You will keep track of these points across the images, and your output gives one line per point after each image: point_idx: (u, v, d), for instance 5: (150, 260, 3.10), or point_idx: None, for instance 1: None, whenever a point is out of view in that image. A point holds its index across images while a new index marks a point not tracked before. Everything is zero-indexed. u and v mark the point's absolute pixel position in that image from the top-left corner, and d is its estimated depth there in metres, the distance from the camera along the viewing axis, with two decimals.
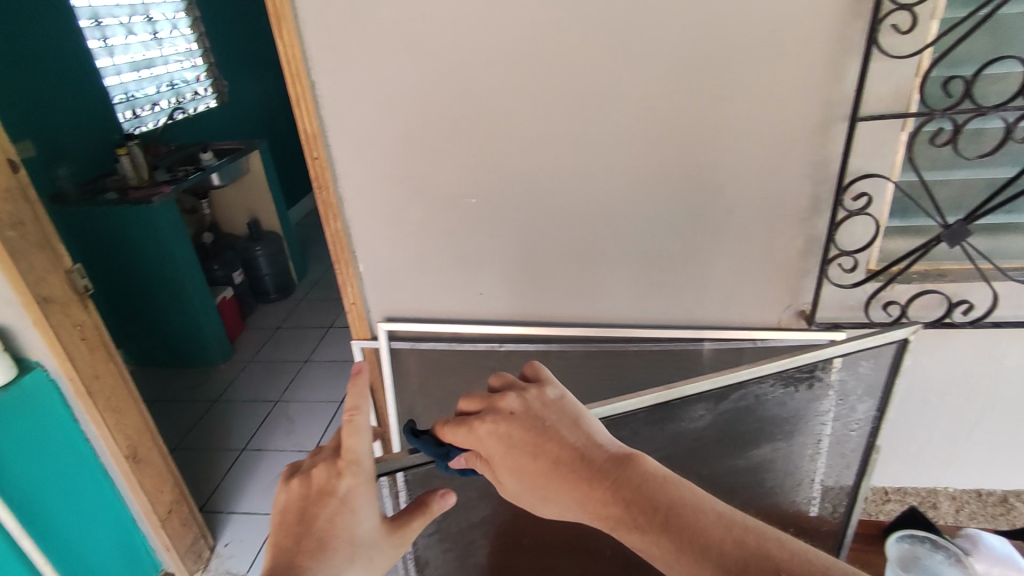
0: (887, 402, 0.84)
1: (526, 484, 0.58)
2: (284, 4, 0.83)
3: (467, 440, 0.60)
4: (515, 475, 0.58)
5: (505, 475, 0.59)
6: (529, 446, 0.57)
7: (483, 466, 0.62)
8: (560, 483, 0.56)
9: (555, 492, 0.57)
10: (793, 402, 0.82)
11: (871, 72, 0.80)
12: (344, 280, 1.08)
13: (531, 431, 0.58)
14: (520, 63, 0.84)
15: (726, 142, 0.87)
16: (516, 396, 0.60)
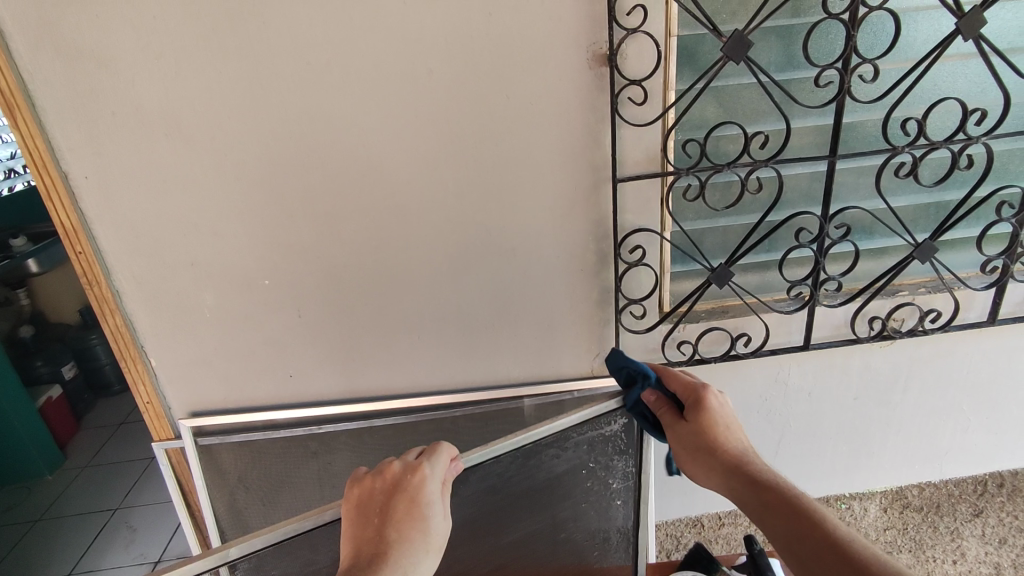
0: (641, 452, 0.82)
1: (708, 438, 0.68)
2: (17, 94, 0.77)
3: (689, 388, 0.72)
4: (708, 425, 0.69)
5: (698, 421, 0.69)
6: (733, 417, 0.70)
7: (667, 415, 0.73)
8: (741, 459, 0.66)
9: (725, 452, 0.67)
10: (539, 471, 0.78)
11: (623, 138, 0.87)
12: (134, 377, 0.99)
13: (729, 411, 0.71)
14: (291, 143, 0.83)
15: (508, 207, 0.90)
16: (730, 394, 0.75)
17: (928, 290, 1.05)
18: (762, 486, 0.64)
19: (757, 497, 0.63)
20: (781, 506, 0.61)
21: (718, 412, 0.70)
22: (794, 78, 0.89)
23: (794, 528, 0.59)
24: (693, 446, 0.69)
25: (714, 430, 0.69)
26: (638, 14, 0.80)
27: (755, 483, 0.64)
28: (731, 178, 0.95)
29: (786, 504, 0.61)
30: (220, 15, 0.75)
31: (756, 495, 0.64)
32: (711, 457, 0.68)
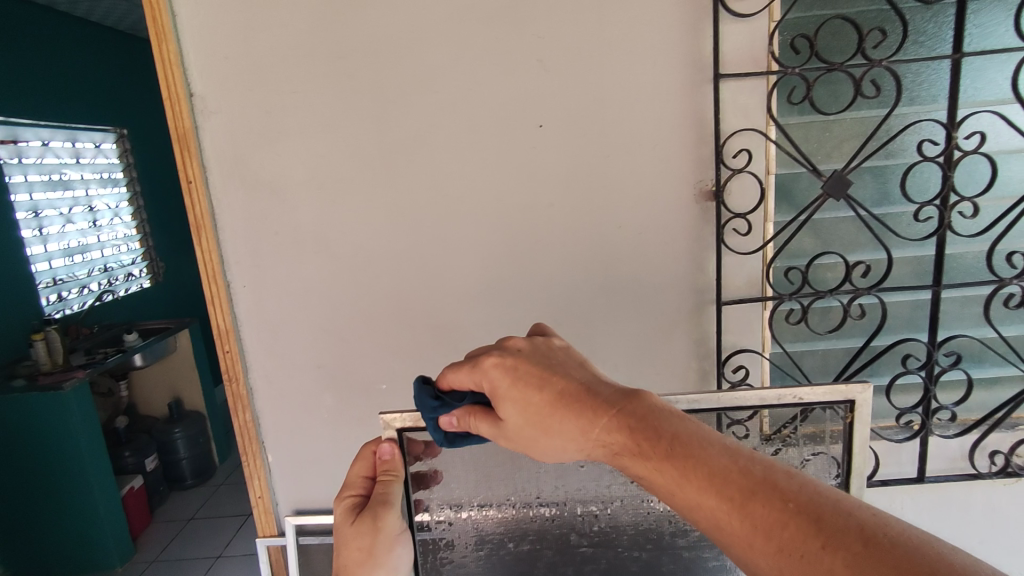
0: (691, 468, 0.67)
1: (527, 420, 0.55)
2: (205, 216, 0.91)
3: (478, 382, 0.59)
4: (518, 407, 0.55)
5: (507, 407, 0.56)
6: (575, 399, 0.54)
7: (481, 423, 0.59)
8: (573, 417, 0.53)
9: (559, 425, 0.54)
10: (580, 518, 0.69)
11: (726, 264, 0.93)
12: (251, 471, 1.04)
13: (603, 399, 0.53)
14: (423, 262, 0.93)
15: (614, 324, 0.95)
16: (500, 353, 0.58)
17: None
18: (750, 503, 0.45)
19: (727, 512, 0.46)
20: (786, 525, 0.43)
21: (500, 375, 0.57)
22: (891, 212, 0.94)
23: (801, 555, 0.42)
24: (538, 430, 0.55)
25: (568, 424, 0.53)
26: (742, 156, 0.89)
27: (722, 492, 0.46)
28: (832, 303, 0.98)
29: (791, 516, 0.43)
30: (378, 157, 0.89)
31: (717, 523, 0.46)
32: (572, 446, 0.54)
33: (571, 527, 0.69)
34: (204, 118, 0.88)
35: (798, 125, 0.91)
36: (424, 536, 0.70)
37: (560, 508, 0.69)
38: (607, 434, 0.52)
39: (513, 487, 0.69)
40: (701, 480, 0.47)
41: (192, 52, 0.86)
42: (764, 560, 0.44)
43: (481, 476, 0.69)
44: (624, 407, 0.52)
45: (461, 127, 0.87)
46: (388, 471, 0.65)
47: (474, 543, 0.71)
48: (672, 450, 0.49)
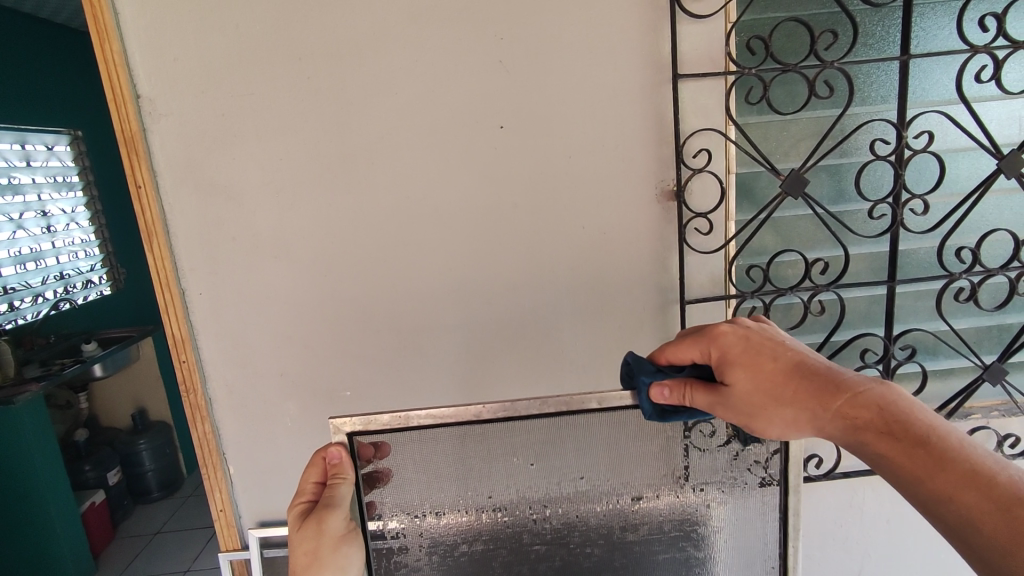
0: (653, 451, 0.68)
1: (761, 393, 0.60)
2: (157, 222, 0.88)
3: (705, 352, 0.64)
4: (751, 377, 0.60)
5: (736, 375, 0.61)
6: (795, 376, 0.59)
7: (692, 392, 0.62)
8: (806, 390, 0.58)
9: (793, 398, 0.59)
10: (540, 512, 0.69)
11: (689, 263, 0.94)
12: (211, 484, 1.01)
13: (843, 378, 0.57)
14: (385, 266, 0.92)
15: (581, 325, 0.95)
16: (733, 329, 0.64)
17: (1002, 414, 1.04)
18: (991, 489, 0.48)
19: (955, 482, 0.49)
20: (1013, 501, 0.47)
21: (738, 348, 0.62)
22: (847, 210, 0.96)
23: (1015, 526, 0.46)
24: (761, 403, 0.60)
25: (803, 396, 0.58)
26: (702, 156, 0.90)
27: (971, 476, 0.49)
28: (792, 300, 0.99)
29: (984, 490, 0.48)
30: (337, 160, 0.87)
31: (954, 501, 0.49)
32: (801, 417, 0.59)
33: (525, 528, 0.70)
34: (154, 121, 0.85)
35: (757, 125, 0.92)
36: (378, 545, 0.68)
37: (514, 509, 0.69)
38: (847, 407, 0.55)
39: (466, 489, 0.68)
40: (944, 467, 0.50)
41: (139, 52, 0.83)
42: (987, 544, 0.47)
43: (434, 478, 0.67)
44: (872, 385, 0.56)
45: (420, 129, 0.86)
46: (337, 474, 0.64)
47: (428, 549, 0.69)
48: (901, 432, 0.53)
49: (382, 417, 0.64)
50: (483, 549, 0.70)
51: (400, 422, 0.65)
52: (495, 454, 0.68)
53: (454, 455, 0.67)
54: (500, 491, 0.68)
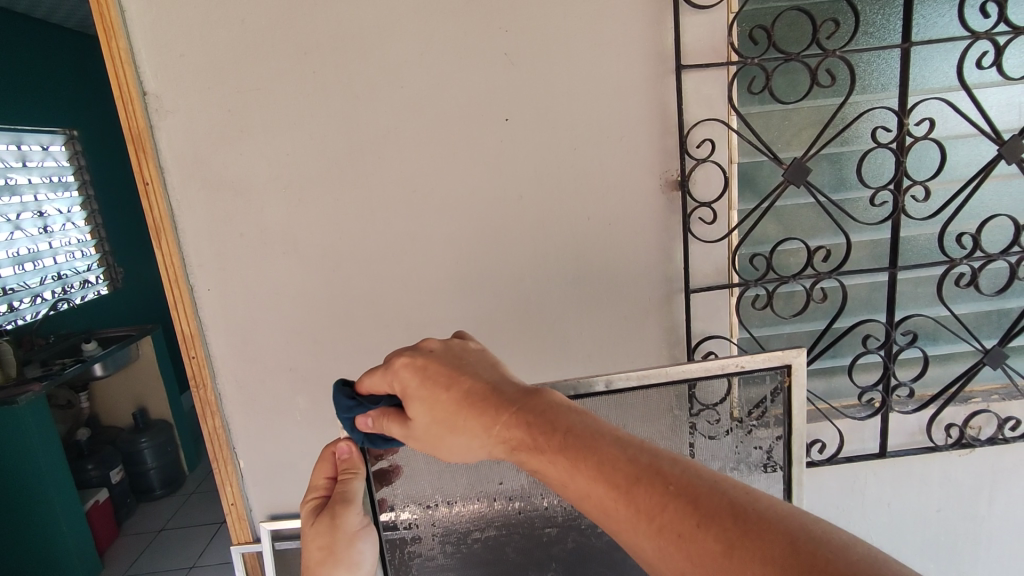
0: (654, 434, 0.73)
1: (434, 418, 0.55)
2: (164, 218, 0.89)
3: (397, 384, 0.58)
4: (427, 407, 0.55)
5: (416, 407, 0.56)
6: (479, 397, 0.53)
7: (390, 424, 0.59)
8: (473, 413, 0.53)
9: (464, 421, 0.53)
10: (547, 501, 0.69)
11: (694, 252, 0.94)
12: (222, 478, 1.02)
13: (525, 390, 0.54)
14: (393, 259, 0.92)
15: (587, 315, 0.96)
16: (437, 343, 0.60)
17: (1002, 397, 1.06)
18: (634, 487, 0.45)
19: (613, 497, 0.46)
20: (663, 508, 0.43)
21: (411, 368, 0.57)
22: (848, 197, 0.97)
23: (702, 548, 0.41)
24: (440, 426, 0.55)
25: (472, 419, 0.53)
26: (705, 146, 0.90)
27: (609, 479, 0.46)
28: (795, 288, 1.00)
29: (671, 499, 0.43)
30: (343, 154, 0.87)
31: (607, 518, 0.46)
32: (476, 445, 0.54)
33: (536, 513, 0.70)
34: (160, 117, 0.85)
35: (759, 114, 0.93)
36: (392, 535, 0.70)
37: (523, 496, 0.69)
38: (507, 429, 0.51)
39: (478, 477, 0.68)
40: (591, 471, 0.47)
41: (144, 48, 0.83)
42: (647, 544, 0.44)
43: (443, 467, 0.68)
44: (524, 404, 0.52)
45: (427, 123, 0.87)
46: (349, 469, 0.64)
47: (443, 538, 0.71)
48: (565, 443, 0.49)
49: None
50: (496, 534, 0.71)
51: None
52: None
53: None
54: (508, 478, 0.68)
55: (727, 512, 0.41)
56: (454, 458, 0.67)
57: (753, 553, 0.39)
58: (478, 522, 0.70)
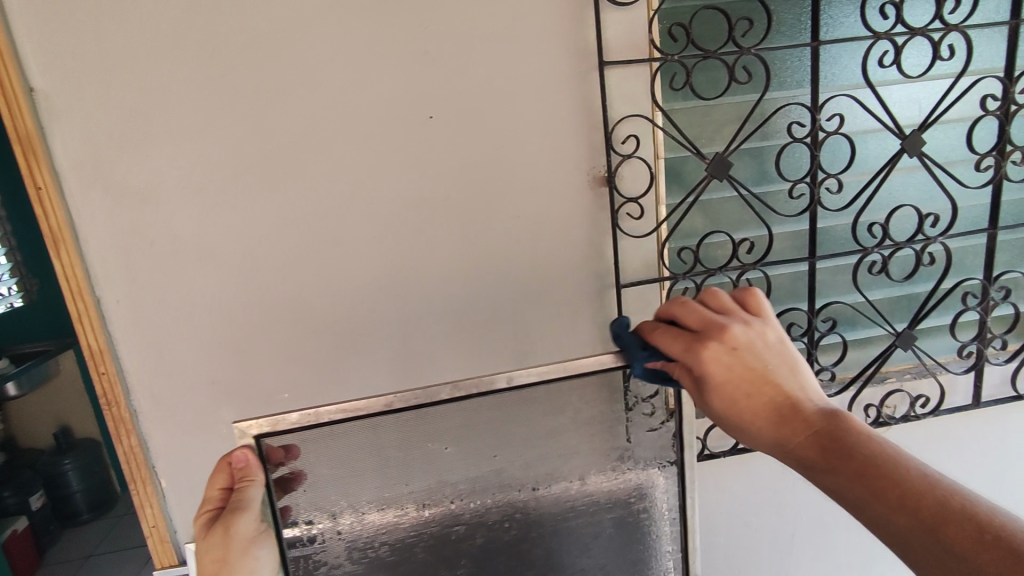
0: (561, 428, 0.69)
1: (715, 400, 0.59)
2: (63, 226, 0.82)
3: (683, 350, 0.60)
4: (710, 393, 0.59)
5: (702, 386, 0.59)
6: (755, 384, 0.58)
7: (684, 380, 0.61)
8: (761, 402, 0.58)
9: (743, 410, 0.58)
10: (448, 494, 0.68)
11: (623, 248, 0.95)
12: (142, 500, 0.96)
13: (777, 389, 0.58)
14: (318, 263, 0.89)
15: (520, 314, 0.95)
16: (697, 316, 0.63)
17: (913, 376, 1.12)
18: (885, 496, 0.49)
19: (866, 502, 0.50)
20: (915, 519, 0.48)
21: (715, 346, 0.59)
22: (769, 190, 1.00)
23: (930, 537, 0.47)
24: (732, 402, 0.58)
25: (748, 409, 0.58)
26: (630, 142, 0.91)
27: (868, 487, 0.50)
28: (723, 280, 1.03)
29: (921, 516, 0.48)
30: (259, 154, 0.84)
31: (868, 521, 0.51)
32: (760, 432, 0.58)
33: (443, 516, 0.69)
34: (52, 117, 0.79)
35: (682, 111, 0.95)
36: (295, 551, 0.66)
37: (431, 498, 0.68)
38: (787, 425, 0.56)
39: (384, 479, 0.66)
40: (848, 477, 0.52)
41: (31, 42, 0.76)
42: (917, 558, 0.48)
43: (345, 472, 0.64)
44: (784, 406, 0.57)
45: (347, 122, 0.84)
46: (245, 477, 0.61)
47: (349, 550, 0.68)
48: (829, 449, 0.54)
49: (291, 416, 0.61)
50: (403, 540, 0.68)
51: (310, 419, 0.61)
52: (412, 443, 0.65)
53: (367, 449, 0.64)
54: (415, 481, 0.66)
55: (876, 471, 0.51)
56: (359, 462, 0.65)
57: (988, 559, 0.44)
58: (382, 525, 0.67)
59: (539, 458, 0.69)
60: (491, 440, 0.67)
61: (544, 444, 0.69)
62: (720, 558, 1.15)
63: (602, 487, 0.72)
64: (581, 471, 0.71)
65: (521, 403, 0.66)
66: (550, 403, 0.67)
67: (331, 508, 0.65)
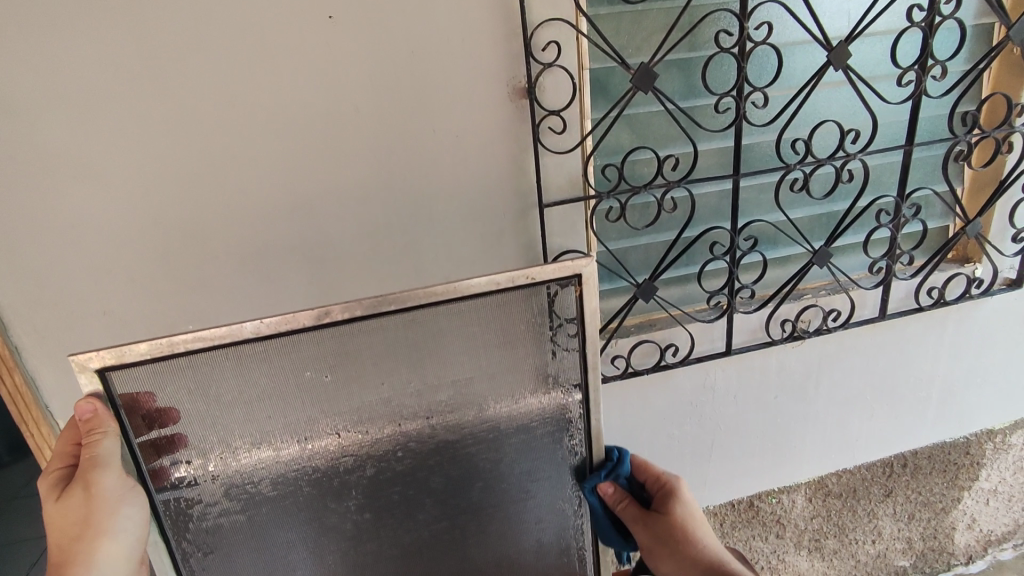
0: (451, 355, 0.66)
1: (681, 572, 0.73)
2: None
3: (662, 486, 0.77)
4: (680, 567, 0.73)
5: (662, 521, 0.74)
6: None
7: (633, 511, 0.75)
8: (685, 559, 0.72)
9: (681, 549, 0.73)
10: (331, 428, 0.66)
11: (546, 165, 0.91)
12: (38, 442, 0.91)
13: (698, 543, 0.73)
14: (211, 181, 0.81)
15: (440, 235, 0.91)
16: (682, 512, 0.75)
17: (827, 292, 1.17)
18: None
19: None
20: None
21: (683, 513, 0.75)
22: (697, 105, 0.97)
23: None
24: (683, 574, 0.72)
25: None
26: (551, 49, 0.85)
27: None
28: (648, 199, 1.02)
29: None
30: (130, 55, 0.73)
31: None
32: (685, 564, 0.73)
33: (327, 447, 0.67)
34: None
35: (607, 16, 0.89)
36: (165, 495, 0.64)
37: (310, 429, 0.65)
38: (691, 557, 0.73)
39: (257, 412, 0.63)
40: None
41: None
42: None
43: (212, 405, 0.61)
44: (692, 548, 0.73)
45: (232, 17, 0.74)
46: (94, 429, 0.58)
47: (227, 489, 0.65)
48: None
49: (139, 347, 0.57)
50: (286, 474, 0.66)
51: (161, 350, 0.57)
52: (283, 370, 0.62)
53: (233, 380, 0.61)
54: (297, 410, 0.64)
55: None
56: (233, 395, 0.62)
57: None
58: (263, 459, 0.65)
59: (428, 384, 0.67)
60: (375, 366, 0.65)
61: (432, 370, 0.67)
62: None
63: (501, 414, 0.71)
64: (475, 398, 0.69)
65: (403, 328, 0.64)
66: (437, 328, 0.65)
67: (204, 444, 0.62)
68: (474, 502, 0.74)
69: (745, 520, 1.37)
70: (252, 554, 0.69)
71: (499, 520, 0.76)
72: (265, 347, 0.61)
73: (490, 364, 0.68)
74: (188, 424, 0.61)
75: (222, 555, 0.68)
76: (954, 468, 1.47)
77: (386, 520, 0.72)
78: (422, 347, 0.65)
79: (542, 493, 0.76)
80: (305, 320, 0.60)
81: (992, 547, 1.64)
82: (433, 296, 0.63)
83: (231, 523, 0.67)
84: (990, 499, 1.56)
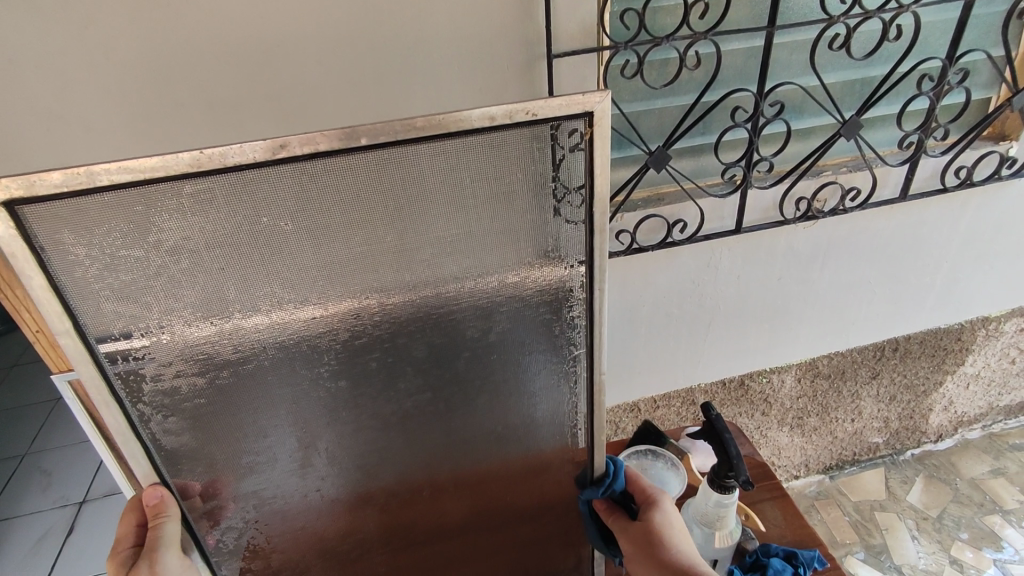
0: (435, 205, 0.60)
1: None
2: None
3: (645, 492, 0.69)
4: None
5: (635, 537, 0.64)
6: None
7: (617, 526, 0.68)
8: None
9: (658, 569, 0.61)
10: (302, 282, 0.61)
11: (557, 8, 0.79)
12: (15, 304, 0.86)
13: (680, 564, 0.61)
14: (168, 13, 0.69)
15: (434, 89, 0.81)
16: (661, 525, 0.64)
17: (849, 170, 1.09)
18: None
19: None
20: None
21: (664, 520, 0.65)
22: None
23: None
24: None
25: None
26: None
27: None
28: (669, 54, 0.91)
29: None
30: None
31: None
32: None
33: (301, 311, 0.62)
34: None
35: None
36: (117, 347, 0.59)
37: (280, 283, 0.60)
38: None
39: (215, 265, 0.57)
40: None
41: None
42: None
43: (155, 251, 0.55)
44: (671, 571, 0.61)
45: None
46: (157, 514, 0.68)
47: (181, 352, 0.61)
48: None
49: (50, 176, 0.49)
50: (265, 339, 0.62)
51: (81, 180, 0.50)
52: (244, 217, 0.55)
53: (178, 224, 0.54)
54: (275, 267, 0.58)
55: None
56: (177, 240, 0.55)
57: None
58: (229, 317, 0.61)
59: (416, 246, 0.62)
60: (359, 222, 0.59)
61: (412, 229, 0.61)
62: (638, 348, 1.20)
63: (490, 278, 0.66)
64: (460, 262, 0.64)
65: (382, 171, 0.57)
66: (421, 172, 0.58)
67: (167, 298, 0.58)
68: (460, 374, 0.72)
69: (734, 398, 1.38)
70: (231, 420, 0.67)
71: (490, 398, 0.74)
72: (211, 184, 0.53)
73: (486, 227, 0.63)
74: (144, 263, 0.56)
75: (186, 422, 0.65)
76: (944, 354, 1.49)
77: (372, 392, 0.70)
78: (401, 195, 0.58)
79: (534, 367, 0.73)
80: (256, 152, 0.52)
81: (963, 427, 1.71)
82: (414, 133, 0.55)
83: (203, 388, 0.63)
84: (971, 383, 1.60)
